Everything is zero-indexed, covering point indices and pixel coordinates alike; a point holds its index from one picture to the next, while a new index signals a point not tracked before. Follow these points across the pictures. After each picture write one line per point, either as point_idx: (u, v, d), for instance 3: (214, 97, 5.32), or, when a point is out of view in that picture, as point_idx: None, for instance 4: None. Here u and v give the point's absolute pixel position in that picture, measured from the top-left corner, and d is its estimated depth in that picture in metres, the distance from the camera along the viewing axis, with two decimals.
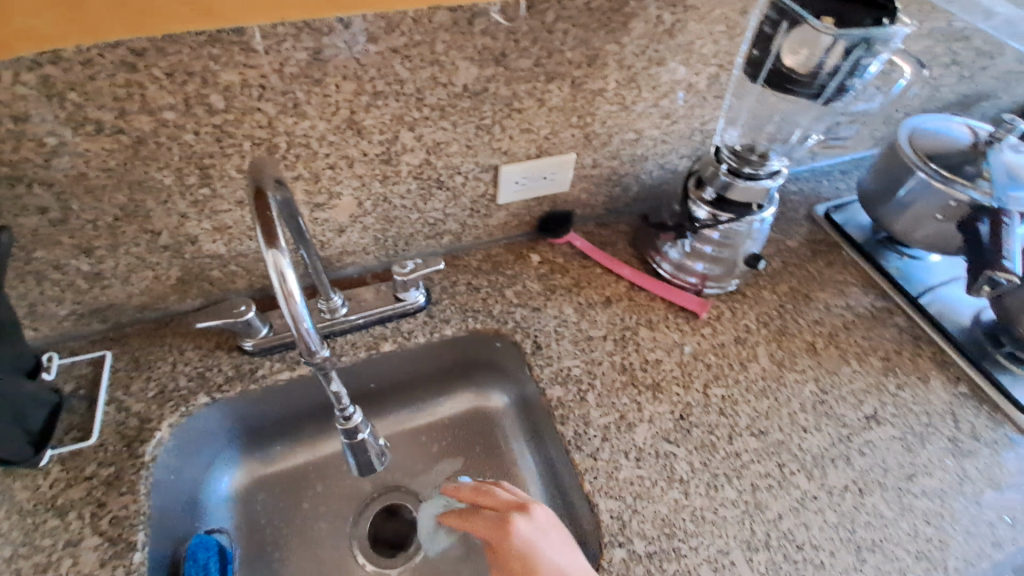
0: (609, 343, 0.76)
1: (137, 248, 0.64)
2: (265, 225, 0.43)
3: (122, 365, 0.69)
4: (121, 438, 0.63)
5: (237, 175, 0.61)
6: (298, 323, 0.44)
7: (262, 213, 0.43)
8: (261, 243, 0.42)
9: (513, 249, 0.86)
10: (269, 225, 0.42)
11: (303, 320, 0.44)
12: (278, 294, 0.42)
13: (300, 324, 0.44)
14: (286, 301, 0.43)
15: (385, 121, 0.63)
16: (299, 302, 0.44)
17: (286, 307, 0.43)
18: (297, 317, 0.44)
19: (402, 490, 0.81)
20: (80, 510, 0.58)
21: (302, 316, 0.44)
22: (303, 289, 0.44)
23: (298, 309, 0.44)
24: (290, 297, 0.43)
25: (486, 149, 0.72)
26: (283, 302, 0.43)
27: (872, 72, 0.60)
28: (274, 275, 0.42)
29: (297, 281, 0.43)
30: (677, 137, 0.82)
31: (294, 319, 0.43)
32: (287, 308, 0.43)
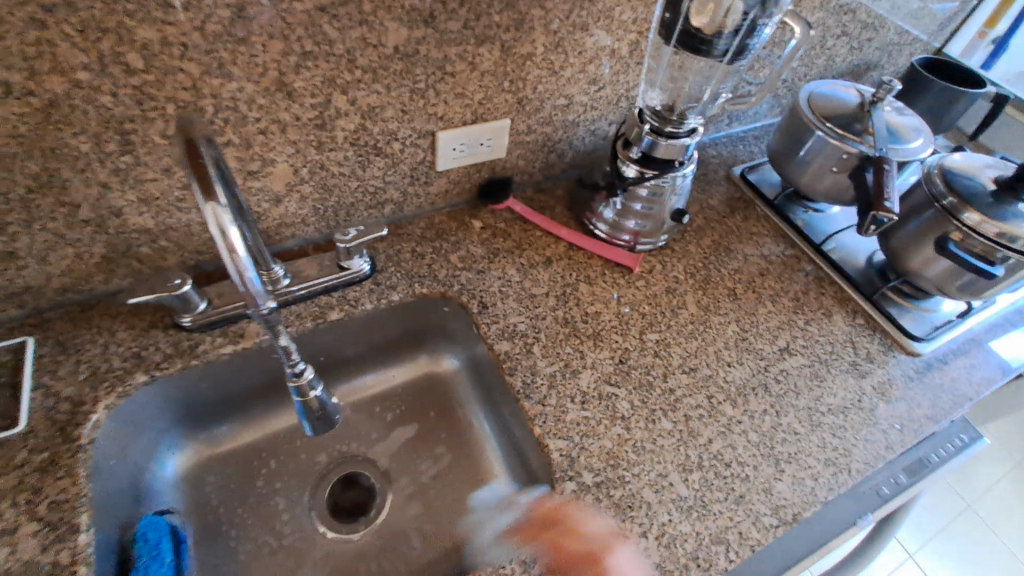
0: (552, 299, 0.80)
1: (54, 224, 0.61)
2: (203, 180, 0.42)
3: (46, 350, 0.66)
4: (52, 423, 0.60)
5: (162, 141, 0.59)
6: (243, 278, 0.42)
7: (199, 170, 0.42)
8: (197, 199, 0.41)
9: (456, 216, 0.88)
10: (205, 178, 0.41)
11: (248, 275, 0.42)
12: (219, 250, 0.40)
13: (246, 280, 0.42)
14: (230, 256, 0.41)
15: (317, 83, 0.63)
16: (243, 257, 0.42)
17: (230, 263, 0.41)
18: (242, 272, 0.42)
19: (358, 459, 0.82)
20: (13, 499, 0.55)
21: (249, 271, 0.42)
22: (248, 244, 0.42)
23: (243, 265, 0.42)
24: (234, 253, 0.41)
25: (421, 114, 0.73)
26: (227, 258, 0.41)
27: (767, 33, 0.67)
28: (215, 230, 0.40)
29: (241, 236, 0.41)
30: (604, 103, 0.87)
31: (239, 274, 0.41)
32: (231, 264, 0.41)
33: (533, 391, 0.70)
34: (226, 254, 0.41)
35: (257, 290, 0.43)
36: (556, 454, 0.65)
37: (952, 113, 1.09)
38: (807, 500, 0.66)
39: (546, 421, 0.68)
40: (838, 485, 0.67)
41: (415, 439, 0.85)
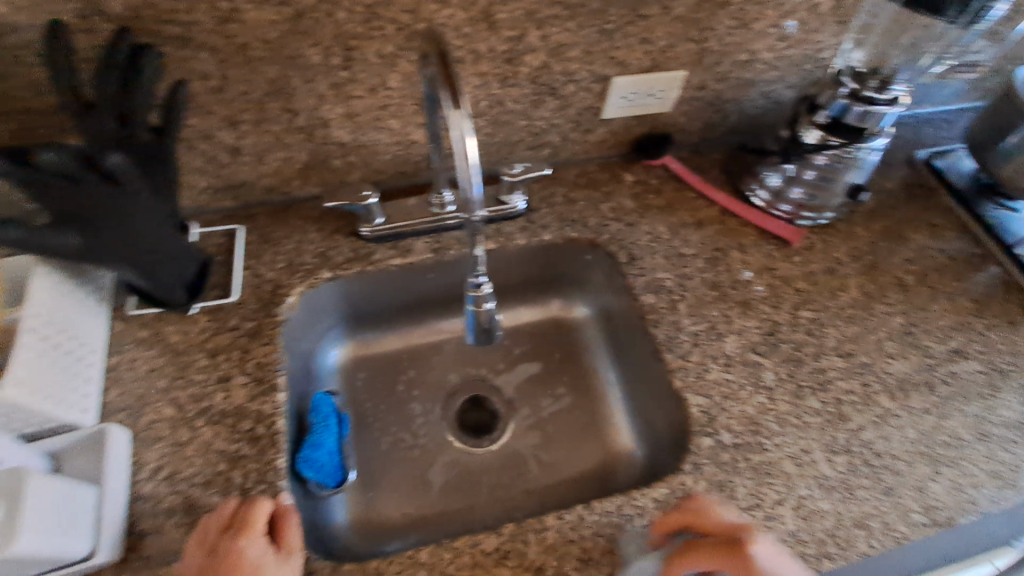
0: (701, 261, 0.79)
1: (276, 127, 0.69)
2: (452, 89, 0.45)
3: (252, 239, 0.76)
4: (258, 300, 0.70)
5: (376, 61, 0.65)
6: (469, 186, 0.45)
7: (449, 78, 0.46)
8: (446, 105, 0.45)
9: (609, 167, 0.88)
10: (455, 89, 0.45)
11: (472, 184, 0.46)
12: (455, 155, 0.44)
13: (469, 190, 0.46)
14: (462, 161, 0.44)
15: (518, 17, 0.65)
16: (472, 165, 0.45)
17: (460, 168, 0.45)
18: (468, 179, 0.45)
19: (485, 384, 0.88)
20: (228, 354, 0.66)
21: (474, 180, 0.45)
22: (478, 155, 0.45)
23: (470, 173, 0.45)
24: (466, 158, 0.44)
25: (603, 57, 0.73)
26: (459, 164, 0.45)
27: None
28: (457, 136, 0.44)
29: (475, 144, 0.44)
30: (787, 64, 0.82)
31: (467, 181, 0.45)
32: (461, 170, 0.45)
33: (676, 346, 0.71)
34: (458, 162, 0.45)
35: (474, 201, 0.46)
36: (695, 408, 0.66)
37: None
38: (965, 507, 0.61)
39: (688, 375, 0.68)
40: (1004, 501, 0.62)
41: (540, 377, 0.88)
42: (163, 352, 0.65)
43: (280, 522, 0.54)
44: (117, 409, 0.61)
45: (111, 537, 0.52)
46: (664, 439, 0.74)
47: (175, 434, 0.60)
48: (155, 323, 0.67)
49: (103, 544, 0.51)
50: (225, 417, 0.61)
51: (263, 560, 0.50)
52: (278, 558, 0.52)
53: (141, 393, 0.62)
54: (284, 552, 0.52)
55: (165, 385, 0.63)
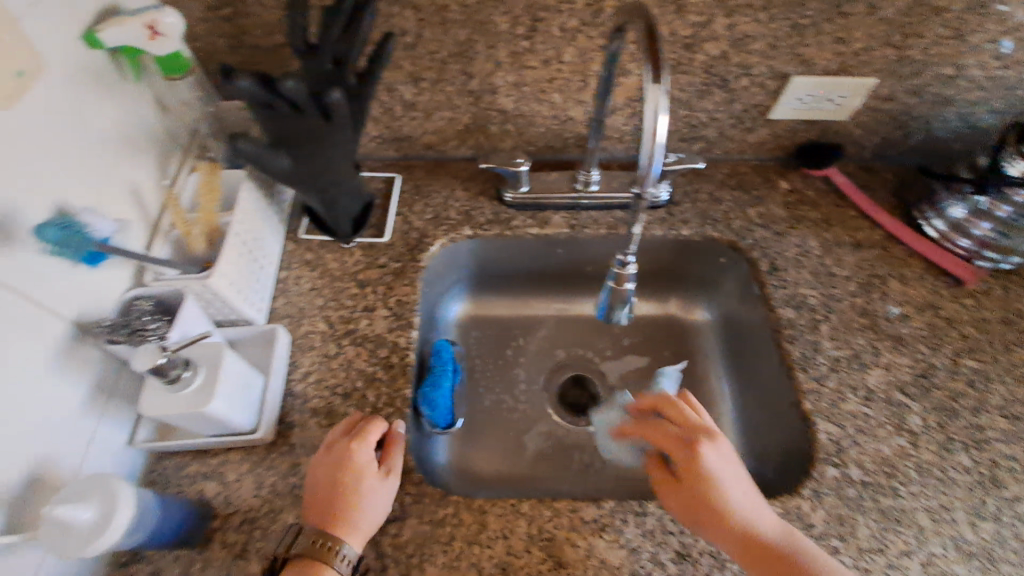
0: (853, 285, 0.73)
1: (450, 88, 0.73)
2: (654, 64, 0.46)
3: (407, 189, 0.82)
4: (406, 244, 0.76)
5: (558, 33, 0.66)
6: (650, 165, 0.46)
7: (651, 54, 0.46)
8: (645, 79, 0.46)
9: (762, 171, 0.84)
10: (659, 64, 0.45)
11: (654, 163, 0.47)
12: (645, 129, 0.45)
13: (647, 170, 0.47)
14: (651, 138, 0.45)
15: (709, 3, 0.63)
16: (658, 143, 0.46)
17: (647, 144, 0.46)
18: (651, 157, 0.46)
19: (590, 366, 0.88)
20: (375, 288, 0.72)
21: (656, 160, 0.46)
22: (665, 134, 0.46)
23: (654, 151, 0.46)
24: (653, 136, 0.45)
25: (787, 54, 0.69)
26: (646, 140, 0.46)
27: None
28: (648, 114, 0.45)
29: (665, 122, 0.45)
30: (1001, 84, 0.72)
31: (650, 158, 0.46)
32: (647, 147, 0.46)
33: (811, 367, 0.67)
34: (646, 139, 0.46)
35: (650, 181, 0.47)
36: (823, 435, 0.62)
37: None
38: None
39: (820, 400, 0.64)
40: None
41: (647, 371, 0.87)
42: (322, 275, 0.73)
43: (389, 442, 0.58)
44: (281, 316, 0.69)
45: (269, 420, 0.60)
46: (774, 461, 0.70)
47: (324, 348, 0.67)
48: (318, 249, 0.75)
49: (263, 424, 0.59)
50: (367, 342, 0.68)
51: (367, 470, 0.55)
52: (380, 473, 0.56)
53: (301, 306, 0.70)
54: (383, 472, 0.56)
55: (321, 303, 0.71)
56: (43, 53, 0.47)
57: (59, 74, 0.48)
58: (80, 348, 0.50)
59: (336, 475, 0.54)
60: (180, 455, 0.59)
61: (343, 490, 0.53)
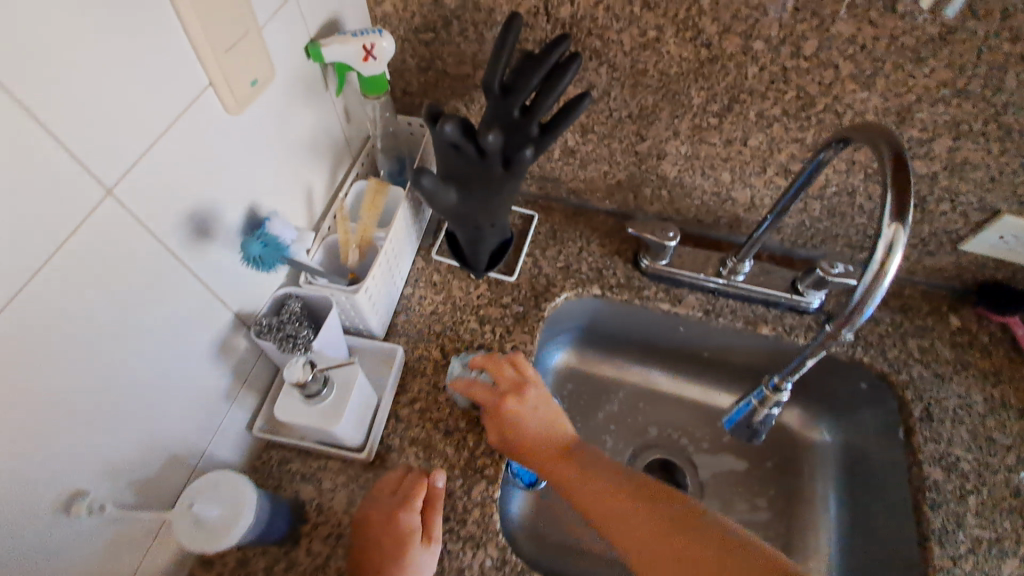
0: (1015, 459, 0.64)
1: (617, 145, 0.71)
2: (898, 194, 0.42)
3: (543, 230, 0.80)
4: (531, 289, 0.75)
5: (753, 118, 0.62)
6: (864, 302, 0.43)
7: (898, 180, 0.42)
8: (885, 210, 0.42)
9: (930, 299, 0.75)
10: (903, 197, 0.41)
11: (867, 302, 0.43)
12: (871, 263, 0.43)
13: (863, 302, 0.44)
14: (876, 274, 0.42)
15: (937, 121, 0.57)
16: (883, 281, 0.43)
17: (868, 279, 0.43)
18: (869, 291, 0.43)
19: (682, 454, 0.82)
20: (494, 327, 0.71)
21: (872, 298, 0.43)
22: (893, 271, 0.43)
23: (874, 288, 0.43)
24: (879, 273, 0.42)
25: (1009, 189, 0.61)
26: (868, 275, 0.43)
27: None
28: (880, 246, 0.42)
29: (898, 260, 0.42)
30: None
31: (864, 293, 0.43)
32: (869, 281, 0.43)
33: (949, 542, 0.59)
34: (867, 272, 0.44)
35: (858, 320, 0.44)
36: None
37: None
38: None
39: None
40: None
41: (742, 477, 0.80)
42: (446, 301, 0.73)
43: (432, 504, 0.56)
44: (399, 334, 0.70)
45: (374, 439, 0.61)
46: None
47: (434, 377, 0.67)
48: (447, 273, 0.75)
49: (369, 444, 0.60)
50: None
51: (411, 539, 0.53)
52: (421, 542, 0.54)
53: (420, 328, 0.71)
54: (432, 536, 0.54)
55: (438, 330, 0.71)
56: (277, 63, 0.49)
57: (283, 85, 0.51)
58: (234, 340, 0.53)
59: (378, 544, 0.53)
60: (285, 451, 0.61)
61: (385, 561, 0.52)
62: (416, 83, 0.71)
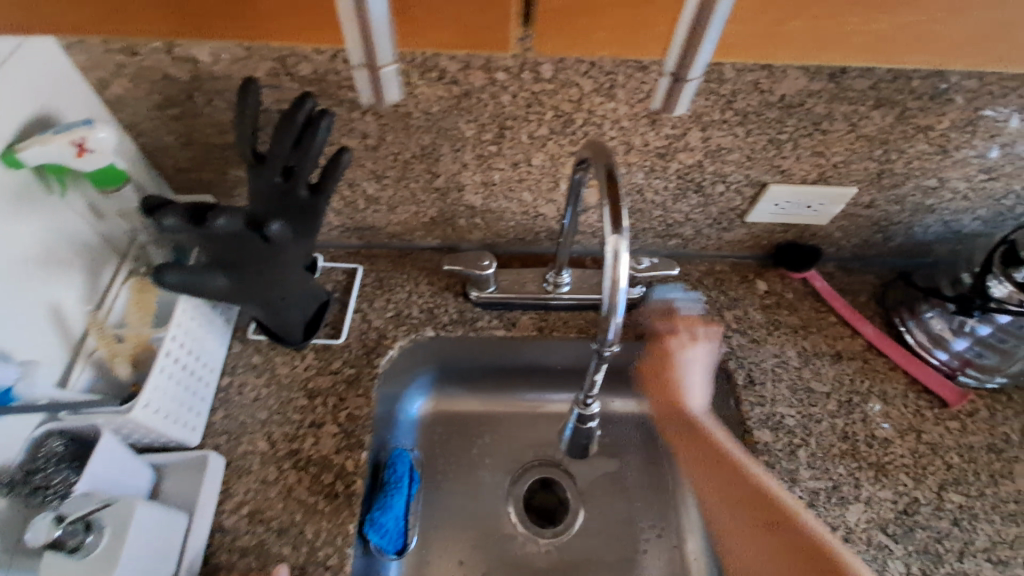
0: (833, 403, 0.69)
1: (415, 185, 0.70)
2: (614, 206, 0.42)
3: (369, 281, 0.77)
4: (363, 346, 0.71)
5: (527, 141, 0.63)
6: (612, 311, 0.43)
7: (610, 191, 0.43)
8: (604, 223, 0.42)
9: (739, 269, 0.81)
10: (617, 206, 0.42)
11: (616, 308, 0.43)
12: (604, 276, 0.42)
13: (610, 313, 0.44)
14: (611, 286, 0.42)
15: (683, 117, 0.60)
16: (620, 289, 0.43)
17: (608, 292, 0.43)
18: (613, 300, 0.43)
19: (558, 467, 0.83)
20: (325, 398, 0.67)
21: (618, 306, 0.43)
22: (627, 280, 0.43)
23: (615, 295, 0.43)
24: (615, 282, 0.42)
25: (765, 164, 0.66)
26: (607, 286, 0.43)
27: None
28: (609, 261, 0.42)
29: (627, 265, 0.42)
30: (983, 196, 0.70)
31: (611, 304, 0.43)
32: (609, 292, 0.43)
33: None
34: (605, 282, 0.43)
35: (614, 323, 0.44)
36: None
37: None
38: None
39: None
40: None
41: (619, 476, 0.81)
42: (269, 382, 0.68)
43: None
44: (219, 432, 0.64)
45: (190, 562, 0.54)
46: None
47: (263, 471, 0.62)
48: (267, 350, 0.70)
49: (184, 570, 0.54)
50: (310, 465, 0.62)
51: None
52: None
53: (242, 420, 0.65)
54: None
55: (264, 416, 0.65)
56: None
57: None
58: None
59: None
60: None
61: None
62: (184, 159, 0.66)
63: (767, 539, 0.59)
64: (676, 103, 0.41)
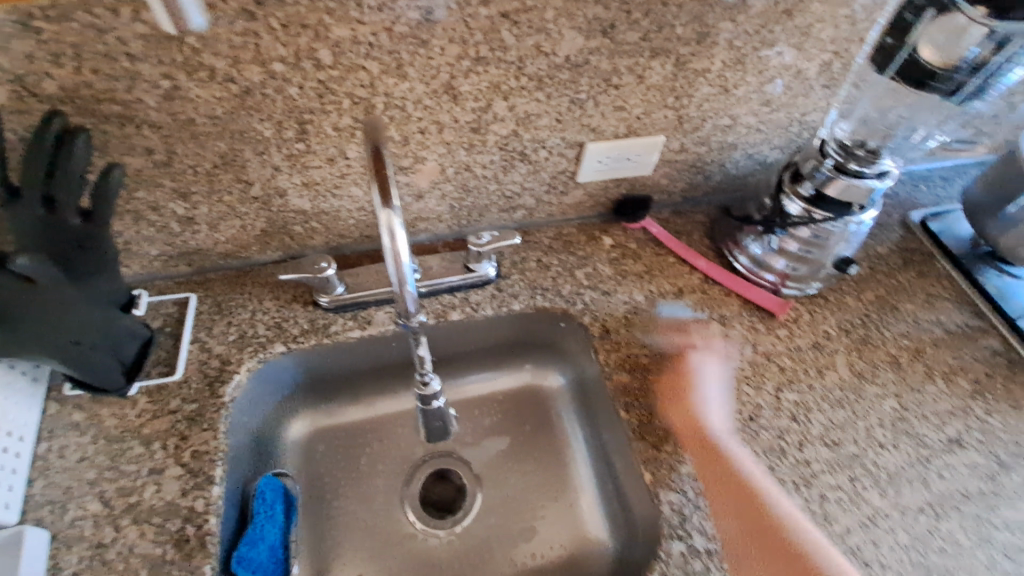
0: (680, 335, 0.74)
1: (229, 197, 0.66)
2: (381, 181, 0.42)
3: (205, 308, 0.72)
4: (203, 377, 0.66)
5: (333, 133, 0.61)
6: (402, 286, 0.45)
7: (377, 168, 0.43)
8: (375, 201, 0.42)
9: (586, 229, 0.84)
10: (383, 182, 0.42)
11: (405, 280, 0.45)
12: (386, 255, 0.43)
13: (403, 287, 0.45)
14: (394, 263, 0.43)
15: (481, 88, 0.61)
16: (405, 264, 0.44)
17: (393, 269, 0.44)
18: (401, 275, 0.44)
19: (452, 456, 0.82)
20: (165, 441, 0.61)
21: (407, 279, 0.45)
22: (410, 252, 0.44)
23: (402, 269, 0.44)
24: (398, 257, 0.43)
25: (575, 125, 0.69)
26: (390, 263, 0.43)
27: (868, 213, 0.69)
28: (384, 234, 0.42)
29: (406, 241, 0.42)
30: (772, 127, 0.77)
31: (399, 281, 0.44)
32: (393, 269, 0.44)
33: (648, 434, 0.66)
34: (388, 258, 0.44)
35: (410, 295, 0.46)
36: (666, 508, 0.61)
37: None
38: None
39: (660, 469, 0.63)
40: None
41: (510, 451, 0.82)
42: (96, 438, 0.61)
43: None
44: (41, 504, 0.56)
45: None
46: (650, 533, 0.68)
47: (97, 535, 0.55)
48: (91, 405, 0.63)
49: None
50: (154, 516, 0.57)
51: None
52: None
53: (67, 485, 0.58)
54: None
55: (93, 475, 0.59)
56: None
57: None
58: None
59: None
60: None
61: None
62: None
63: (765, 547, 0.59)
64: (185, 16, 0.46)
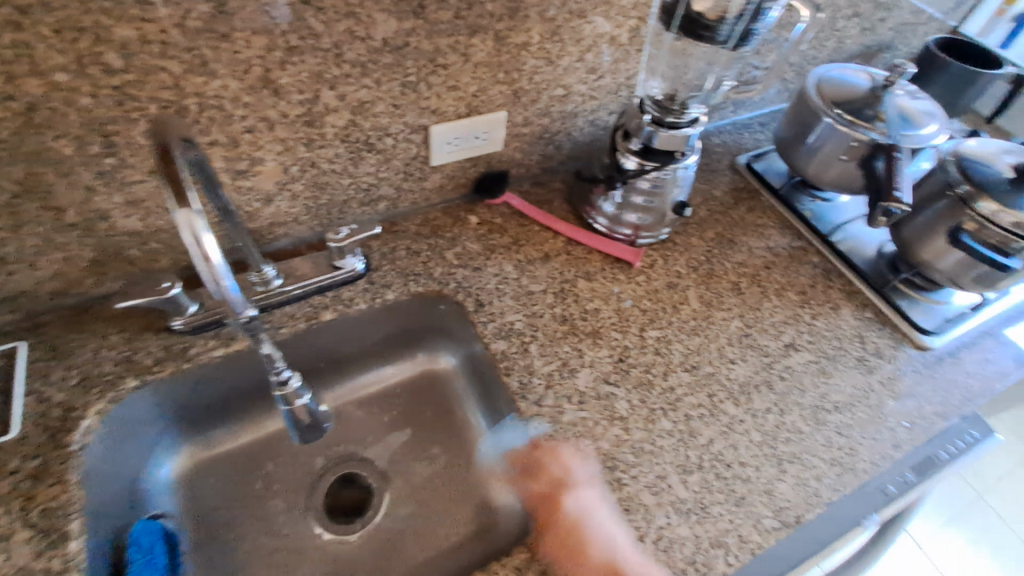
0: (550, 296, 0.78)
1: (42, 229, 0.60)
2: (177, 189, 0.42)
3: (38, 355, 0.65)
4: (44, 429, 0.60)
5: (148, 142, 0.58)
6: (219, 286, 0.43)
7: (172, 179, 0.43)
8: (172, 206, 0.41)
9: (452, 212, 0.86)
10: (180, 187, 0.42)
11: (223, 281, 0.43)
12: (193, 255, 0.41)
13: (222, 287, 0.44)
14: (204, 263, 0.42)
15: (303, 79, 0.61)
16: (219, 264, 0.43)
17: (205, 270, 0.42)
18: (218, 278, 0.43)
19: (355, 459, 0.80)
20: (6, 506, 0.55)
21: (224, 278, 0.43)
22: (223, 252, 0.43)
23: (218, 270, 0.43)
24: (209, 258, 0.42)
25: (413, 108, 0.70)
26: (201, 264, 0.42)
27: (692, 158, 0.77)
28: (186, 235, 0.41)
29: (216, 243, 0.42)
30: (603, 92, 0.84)
31: (215, 280, 0.43)
32: (204, 270, 0.42)
33: (529, 392, 0.69)
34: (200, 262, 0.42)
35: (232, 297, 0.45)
36: None
37: (968, 96, 1.02)
38: (811, 501, 0.64)
39: (543, 422, 0.66)
40: (843, 486, 0.66)
41: (412, 440, 0.82)
42: None
43: None
44: None
45: None
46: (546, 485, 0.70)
47: None
48: None
49: None
50: None
51: None
52: None
53: None
54: None
55: None
56: None
57: None
58: None
59: None
60: None
61: None
62: None
63: None
64: None
